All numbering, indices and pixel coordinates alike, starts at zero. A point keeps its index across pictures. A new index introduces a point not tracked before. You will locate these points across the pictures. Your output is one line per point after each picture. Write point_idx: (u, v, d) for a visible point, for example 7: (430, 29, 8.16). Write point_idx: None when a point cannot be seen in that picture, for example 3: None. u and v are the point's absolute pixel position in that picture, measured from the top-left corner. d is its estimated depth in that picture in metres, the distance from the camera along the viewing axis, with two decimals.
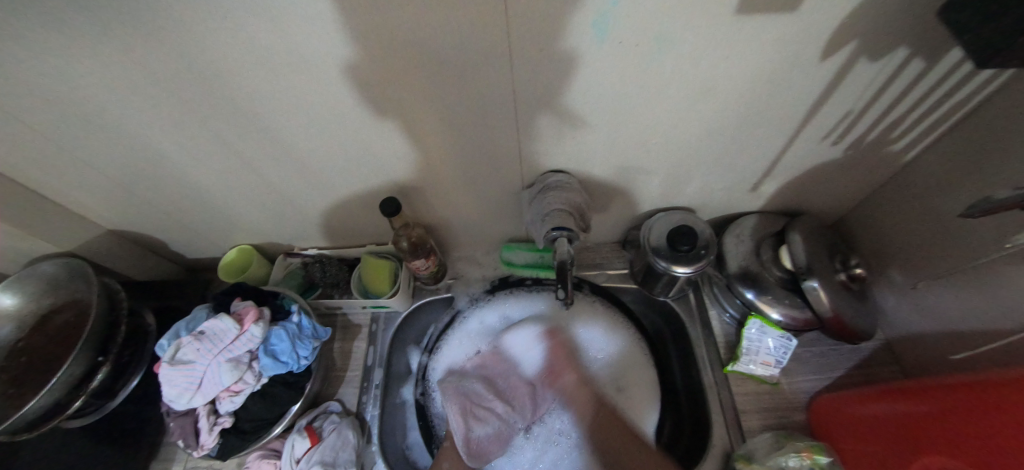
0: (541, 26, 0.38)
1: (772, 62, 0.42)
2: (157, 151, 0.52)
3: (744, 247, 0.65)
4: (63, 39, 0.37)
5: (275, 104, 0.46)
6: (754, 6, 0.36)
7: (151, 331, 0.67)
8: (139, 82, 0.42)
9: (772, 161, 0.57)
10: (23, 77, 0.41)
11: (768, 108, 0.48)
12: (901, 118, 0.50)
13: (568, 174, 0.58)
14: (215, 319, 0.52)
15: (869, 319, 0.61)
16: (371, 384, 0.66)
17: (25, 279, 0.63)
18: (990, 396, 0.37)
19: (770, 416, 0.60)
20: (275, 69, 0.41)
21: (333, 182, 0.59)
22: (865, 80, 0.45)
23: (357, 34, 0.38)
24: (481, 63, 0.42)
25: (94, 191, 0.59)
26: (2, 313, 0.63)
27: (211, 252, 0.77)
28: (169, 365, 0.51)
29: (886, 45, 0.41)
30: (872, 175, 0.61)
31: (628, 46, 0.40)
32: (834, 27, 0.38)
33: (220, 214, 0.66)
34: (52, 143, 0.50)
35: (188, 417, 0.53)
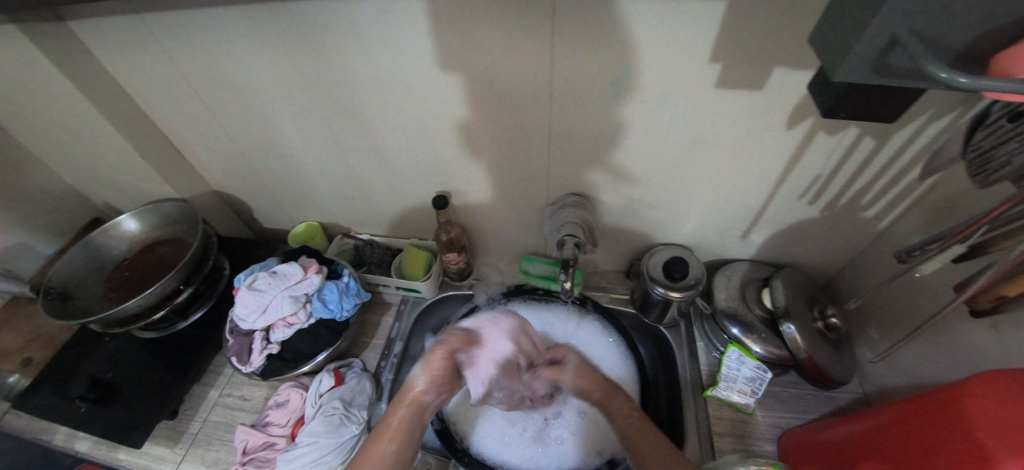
0: (574, 77, 0.53)
1: (747, 127, 0.55)
2: (280, 133, 0.71)
3: (733, 287, 0.73)
4: (259, 46, 0.56)
5: (374, 108, 0.63)
6: (728, 83, 0.50)
7: (224, 274, 0.81)
8: (291, 80, 0.61)
9: (757, 214, 0.68)
10: (219, 66, 0.61)
11: (749, 165, 0.61)
12: (865, 190, 0.61)
13: (585, 197, 0.71)
14: (288, 263, 0.66)
15: (844, 368, 0.66)
16: (391, 353, 0.77)
17: (149, 212, 0.78)
18: (914, 409, 0.45)
19: (740, 440, 0.65)
20: (384, 82, 0.58)
21: (398, 177, 0.75)
22: (827, 150, 0.56)
23: (447, 66, 0.55)
24: (527, 99, 0.57)
25: (220, 155, 0.78)
26: (122, 234, 0.77)
27: (283, 224, 0.93)
28: (245, 290, 0.64)
29: (838, 125, 0.53)
30: (851, 241, 0.69)
31: (635, 98, 0.54)
32: (792, 107, 0.52)
33: (303, 193, 0.83)
34: (212, 113, 0.69)
35: (246, 338, 0.65)
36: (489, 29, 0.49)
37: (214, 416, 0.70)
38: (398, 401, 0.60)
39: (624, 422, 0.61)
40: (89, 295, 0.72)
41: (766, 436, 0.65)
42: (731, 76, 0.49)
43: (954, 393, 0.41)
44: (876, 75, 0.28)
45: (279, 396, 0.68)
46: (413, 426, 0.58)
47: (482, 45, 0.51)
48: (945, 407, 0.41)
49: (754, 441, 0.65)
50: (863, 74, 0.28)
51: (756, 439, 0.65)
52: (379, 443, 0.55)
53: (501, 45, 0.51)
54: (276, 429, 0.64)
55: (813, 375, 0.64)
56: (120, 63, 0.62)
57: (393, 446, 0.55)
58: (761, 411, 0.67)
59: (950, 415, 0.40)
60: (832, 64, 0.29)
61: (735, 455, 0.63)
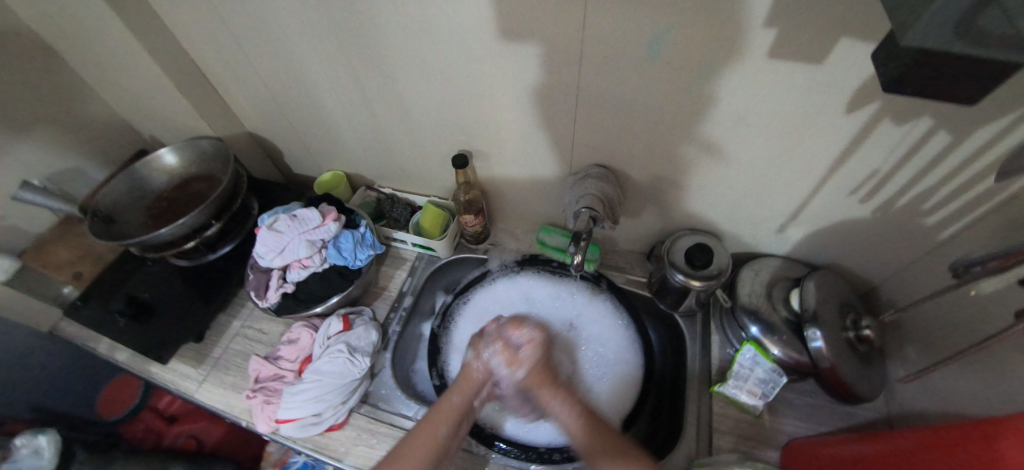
0: (609, 36, 0.48)
1: (799, 107, 0.49)
2: (308, 78, 0.70)
3: (760, 282, 0.68)
4: None
5: (399, 57, 0.61)
6: (783, 52, 0.44)
7: (252, 214, 0.84)
8: (318, 24, 0.60)
9: (798, 206, 0.62)
10: (248, 4, 0.60)
11: (796, 150, 0.54)
12: (930, 190, 0.53)
13: (610, 170, 0.67)
14: (306, 209, 0.68)
15: (871, 383, 0.61)
16: (401, 307, 0.78)
17: (187, 147, 0.82)
18: (955, 439, 0.40)
19: (742, 441, 0.62)
20: (409, 31, 0.56)
21: (421, 133, 0.74)
22: (891, 140, 0.49)
23: (472, 16, 0.51)
24: (559, 59, 0.53)
25: (252, 96, 0.79)
26: (164, 167, 0.82)
27: (311, 170, 0.95)
28: (266, 229, 0.67)
29: (909, 112, 0.46)
30: (902, 247, 0.62)
31: (676, 67, 0.49)
32: (856, 86, 0.45)
33: (330, 141, 0.84)
34: (244, 53, 0.70)
35: (265, 275, 0.68)
36: None
37: (234, 344, 0.75)
38: (455, 389, 0.64)
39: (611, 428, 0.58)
40: (131, 220, 0.78)
41: (770, 441, 0.62)
42: (788, 44, 0.43)
43: (1006, 426, 0.35)
44: (956, 41, 0.23)
45: (291, 333, 0.71)
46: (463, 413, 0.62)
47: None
48: (989, 440, 0.36)
49: (757, 443, 0.62)
50: (942, 39, 0.23)
51: (760, 442, 0.62)
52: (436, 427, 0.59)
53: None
54: (286, 364, 0.68)
55: (835, 386, 0.59)
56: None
57: (446, 431, 0.59)
58: (770, 414, 0.64)
59: (991, 449, 0.35)
60: (907, 23, 0.24)
61: (733, 455, 0.60)
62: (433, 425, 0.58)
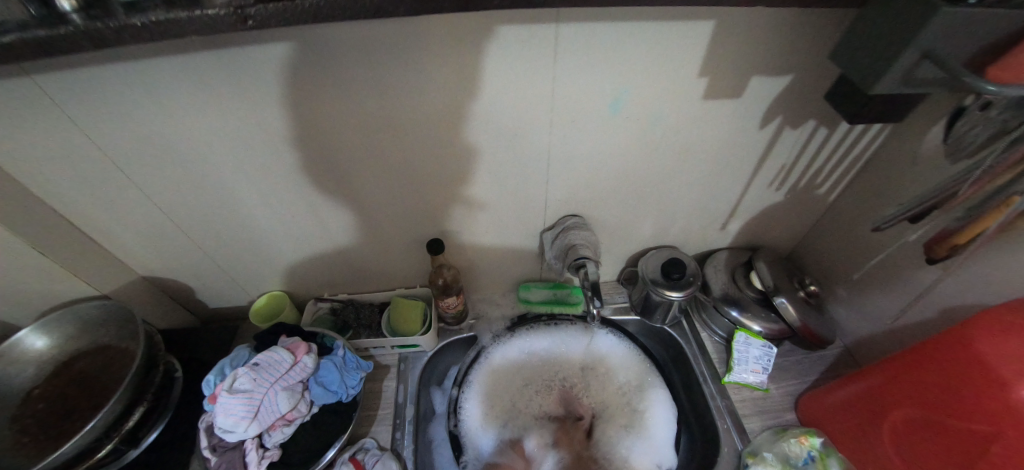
0: (574, 102, 0.52)
1: (728, 131, 0.59)
2: (232, 197, 0.60)
3: (722, 275, 0.79)
4: (204, 104, 0.47)
5: (354, 156, 0.56)
6: (714, 93, 0.53)
7: (180, 376, 0.66)
8: (248, 138, 0.52)
9: (734, 205, 0.74)
10: (145, 132, 0.49)
11: (729, 163, 0.65)
12: (818, 171, 0.69)
13: (581, 217, 0.71)
14: (270, 352, 0.56)
15: (828, 327, 0.74)
16: (404, 420, 0.69)
17: (62, 319, 0.61)
18: (914, 356, 0.51)
19: (766, 417, 0.69)
20: (365, 130, 0.53)
21: (381, 225, 0.68)
22: (791, 141, 0.63)
23: (437, 104, 0.51)
24: (528, 128, 0.55)
25: (147, 233, 0.63)
26: (26, 356, 0.59)
27: (236, 299, 0.79)
28: (226, 394, 0.52)
29: (800, 119, 0.59)
30: (807, 215, 0.79)
31: (633, 120, 0.56)
32: (766, 108, 0.57)
33: (263, 260, 0.72)
34: (135, 188, 0.56)
35: (235, 452, 0.53)
36: (489, 65, 0.47)
37: None
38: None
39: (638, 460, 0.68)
40: None
41: (783, 406, 0.70)
42: (716, 87, 0.53)
43: (952, 337, 0.46)
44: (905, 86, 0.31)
45: None
46: None
47: (479, 80, 0.48)
48: (944, 352, 0.47)
49: (777, 414, 0.69)
50: (894, 85, 0.31)
51: (778, 411, 0.70)
52: None
53: (500, 76, 0.48)
54: None
55: (810, 341, 0.71)
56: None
57: None
58: (773, 384, 0.73)
59: (951, 360, 0.46)
60: (868, 79, 0.32)
61: (767, 433, 0.66)
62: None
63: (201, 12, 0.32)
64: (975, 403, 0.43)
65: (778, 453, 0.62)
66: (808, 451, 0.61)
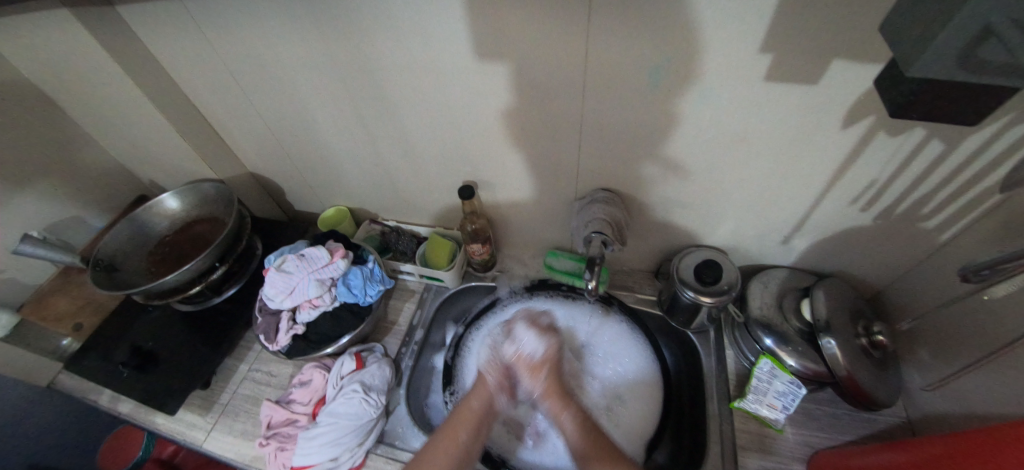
0: (610, 66, 0.50)
1: (797, 124, 0.51)
2: (311, 117, 0.71)
3: (769, 294, 0.69)
4: (290, 31, 0.57)
5: (403, 93, 0.62)
6: (778, 75, 0.46)
7: (256, 254, 0.84)
8: (322, 65, 0.61)
9: (801, 219, 0.64)
10: (252, 50, 0.61)
11: (796, 165, 0.56)
12: (925, 198, 0.55)
13: (614, 193, 0.68)
14: (315, 247, 0.67)
15: (888, 388, 0.61)
16: (412, 340, 0.77)
17: (190, 190, 0.82)
18: (979, 443, 0.40)
19: (767, 457, 0.62)
20: (413, 71, 0.58)
21: (425, 165, 0.75)
22: (885, 152, 0.51)
23: (475, 53, 0.53)
24: (562, 88, 0.55)
25: (254, 136, 0.80)
26: (166, 211, 0.82)
27: (314, 206, 0.96)
28: (275, 270, 0.65)
29: (900, 125, 0.48)
30: (904, 252, 0.64)
31: (676, 94, 0.51)
32: (850, 104, 0.47)
33: (333, 177, 0.85)
34: (247, 97, 0.71)
35: (273, 317, 0.67)
36: (523, 19, 0.48)
37: (242, 389, 0.74)
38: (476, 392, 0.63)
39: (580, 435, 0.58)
40: (133, 267, 0.77)
41: (794, 454, 0.61)
42: (781, 68, 0.45)
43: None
44: (960, 72, 0.24)
45: (303, 375, 0.69)
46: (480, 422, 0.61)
47: (514, 32, 0.49)
48: (1010, 446, 0.36)
49: (783, 458, 0.61)
50: (942, 69, 0.25)
51: (784, 456, 0.61)
52: (456, 433, 0.58)
53: (534, 29, 0.48)
54: (299, 407, 0.66)
55: (854, 396, 0.59)
56: (162, 46, 0.64)
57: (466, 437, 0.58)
58: (791, 427, 0.64)
59: (1010, 455, 0.36)
60: (905, 58, 0.26)
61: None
62: (454, 433, 0.58)
63: None
64: None
65: None
66: None
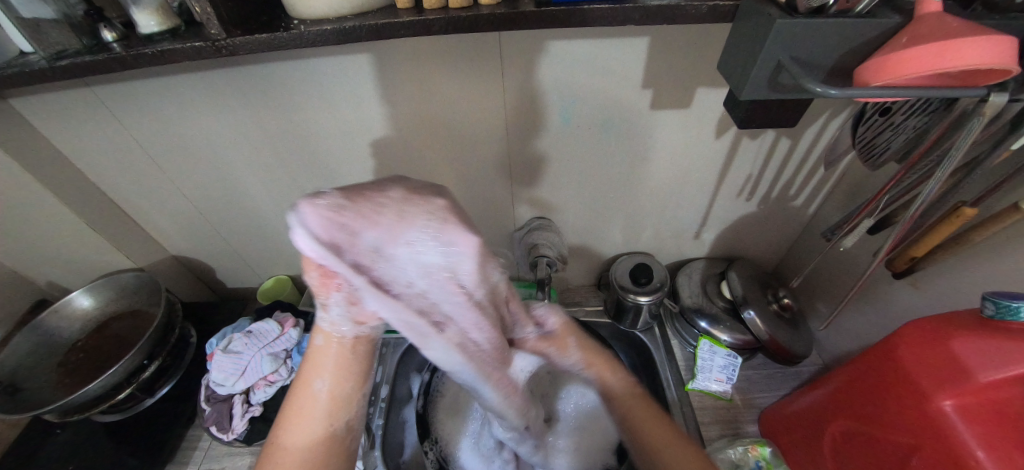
0: (526, 109, 0.58)
1: (682, 139, 0.62)
2: (242, 189, 0.70)
3: (695, 284, 0.79)
4: (219, 111, 0.58)
5: (339, 154, 0.64)
6: (660, 104, 0.57)
7: (191, 341, 0.77)
8: (253, 139, 0.62)
9: (705, 214, 0.75)
10: (175, 132, 0.61)
11: (691, 171, 0.67)
12: (790, 182, 0.69)
13: (549, 219, 0.75)
14: (262, 321, 0.65)
15: (803, 342, 0.72)
16: (379, 397, 0.74)
17: (104, 285, 0.75)
18: (845, 367, 0.51)
19: (726, 426, 0.69)
20: (347, 133, 0.61)
21: None
22: (752, 151, 0.64)
23: (404, 110, 0.58)
24: (489, 134, 0.61)
25: (177, 217, 0.76)
26: (76, 313, 0.73)
27: (250, 280, 0.91)
28: (221, 353, 0.62)
29: (757, 130, 0.61)
30: (786, 227, 0.78)
31: (584, 126, 0.60)
32: (717, 118, 0.59)
33: (271, 246, 0.82)
34: (167, 178, 0.68)
35: (224, 404, 0.63)
36: (446, 77, 0.54)
37: None
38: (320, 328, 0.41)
39: (626, 404, 0.51)
40: (42, 383, 0.68)
41: (746, 417, 0.70)
42: (662, 99, 0.56)
43: (872, 349, 0.47)
44: (772, 92, 0.35)
45: None
46: (342, 367, 0.41)
47: (441, 90, 0.55)
48: (866, 363, 0.48)
49: (738, 424, 0.69)
50: (764, 91, 0.36)
51: (739, 422, 0.69)
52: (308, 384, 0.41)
53: (456, 86, 0.55)
54: None
55: (779, 354, 0.69)
56: (65, 137, 0.61)
57: (323, 385, 0.40)
58: (739, 395, 0.72)
59: (872, 371, 0.47)
60: (738, 86, 0.37)
61: (723, 440, 0.67)
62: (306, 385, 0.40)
63: (192, 43, 0.39)
64: (894, 412, 0.44)
65: (725, 460, 0.61)
66: (756, 460, 0.60)
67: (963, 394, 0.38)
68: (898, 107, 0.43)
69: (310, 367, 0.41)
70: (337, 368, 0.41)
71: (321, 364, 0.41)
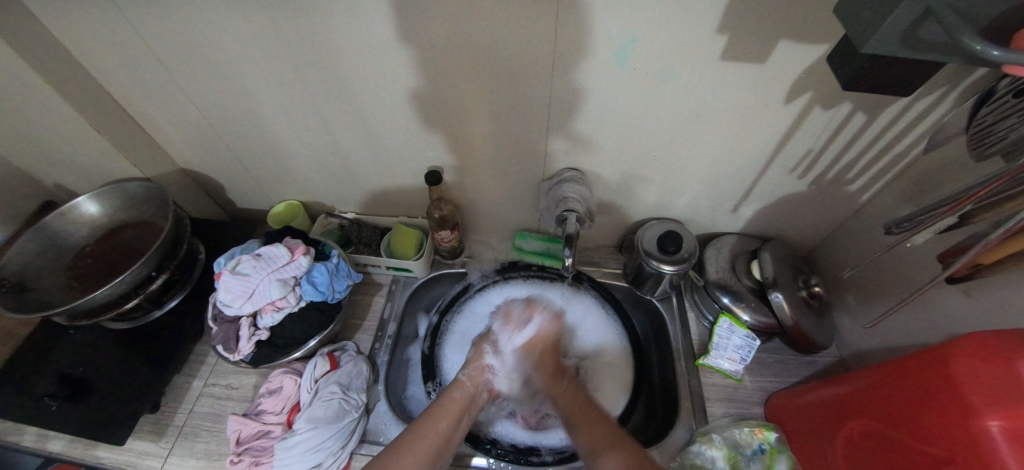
0: (578, 45, 0.50)
1: (748, 101, 0.55)
2: (254, 104, 0.65)
3: (723, 260, 0.75)
4: (229, 10, 0.50)
5: (361, 76, 0.58)
6: (732, 56, 0.49)
7: (200, 259, 0.76)
8: (266, 47, 0.55)
9: (749, 187, 0.70)
10: (179, 28, 0.54)
11: (746, 138, 0.61)
12: (853, 163, 0.62)
13: (581, 172, 0.70)
14: (272, 246, 0.62)
15: (826, 333, 0.69)
16: (385, 334, 0.75)
17: (111, 193, 0.72)
18: (890, 369, 0.47)
19: (731, 405, 0.68)
20: (373, 52, 0.54)
21: (388, 152, 0.71)
22: (822, 123, 0.57)
23: (438, 31, 0.50)
24: (531, 70, 0.54)
25: (184, 127, 0.71)
26: (84, 218, 0.71)
27: (260, 202, 0.88)
28: (229, 273, 0.60)
29: (835, 98, 0.53)
30: (833, 212, 0.72)
31: (640, 72, 0.53)
32: (793, 79, 0.51)
33: (282, 168, 0.78)
34: (173, 82, 0.63)
35: (232, 325, 0.62)
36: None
37: (200, 407, 0.67)
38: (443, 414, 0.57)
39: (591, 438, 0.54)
40: (49, 283, 0.67)
41: (752, 398, 0.69)
42: (736, 49, 0.49)
43: (928, 355, 0.43)
44: (904, 48, 0.28)
45: (271, 383, 0.65)
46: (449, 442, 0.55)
47: (484, 11, 0.48)
48: (915, 369, 0.44)
49: (743, 404, 0.68)
50: (893, 47, 0.28)
51: (745, 402, 0.69)
52: (436, 422, 0.56)
53: (502, 9, 0.47)
54: (272, 417, 0.62)
55: (799, 342, 0.67)
56: (60, 22, 0.54)
57: (446, 426, 0.56)
58: (749, 376, 0.71)
59: (920, 378, 0.43)
60: (861, 37, 0.29)
61: (726, 418, 0.66)
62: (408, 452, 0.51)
63: None
64: (932, 423, 0.40)
65: (728, 438, 0.61)
66: (760, 444, 0.60)
67: (1012, 417, 0.34)
68: None
69: (438, 413, 0.58)
70: (450, 429, 0.56)
71: (452, 408, 0.59)
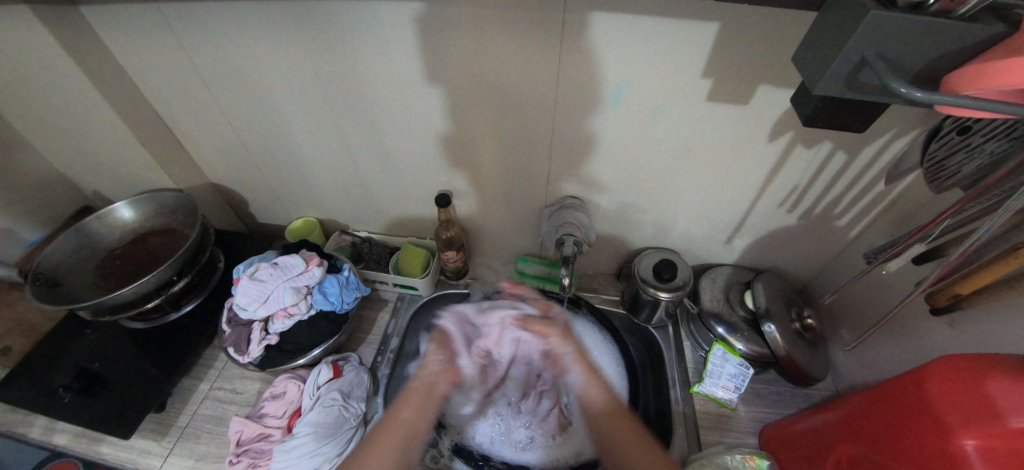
0: (579, 83, 0.56)
1: (734, 139, 0.60)
2: (285, 127, 0.71)
3: (717, 290, 0.78)
4: (273, 46, 0.58)
5: (383, 105, 0.64)
6: (717, 97, 0.55)
7: (218, 268, 0.81)
8: (302, 78, 0.62)
9: (740, 220, 0.74)
10: (229, 59, 0.61)
11: (735, 173, 0.65)
12: (838, 200, 0.66)
13: (582, 200, 0.75)
14: (289, 256, 0.67)
15: (820, 365, 0.70)
16: (387, 348, 0.77)
17: (146, 201, 0.78)
18: (873, 395, 0.49)
19: (725, 433, 0.69)
20: (396, 85, 0.61)
21: (403, 175, 0.76)
22: (804, 162, 0.62)
23: (455, 68, 0.57)
24: (536, 105, 0.60)
25: (218, 146, 0.78)
26: (118, 223, 0.77)
27: (280, 218, 0.94)
28: (247, 279, 0.64)
29: (815, 139, 0.58)
30: (823, 247, 0.75)
31: (635, 109, 0.58)
32: (774, 121, 0.57)
33: (304, 187, 0.84)
34: (215, 105, 0.70)
35: (244, 329, 0.66)
36: (504, 39, 0.53)
37: (203, 410, 0.69)
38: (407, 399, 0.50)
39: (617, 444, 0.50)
40: (78, 281, 0.71)
41: (746, 428, 0.69)
42: (720, 92, 0.54)
43: (904, 380, 0.45)
44: (849, 90, 0.32)
45: (275, 388, 0.68)
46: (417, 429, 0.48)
47: (496, 52, 0.54)
48: (894, 393, 0.45)
49: (737, 433, 0.69)
50: (839, 87, 0.33)
51: (739, 431, 0.69)
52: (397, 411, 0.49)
53: (512, 50, 0.54)
54: (273, 420, 0.64)
55: (794, 373, 0.67)
56: (127, 50, 0.63)
57: (409, 412, 0.49)
58: (743, 406, 0.72)
59: (899, 402, 0.44)
60: (812, 79, 0.34)
61: (720, 446, 0.67)
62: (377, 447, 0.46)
63: None
64: (912, 445, 0.41)
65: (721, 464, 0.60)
66: None
67: (989, 435, 0.35)
68: (980, 128, 0.40)
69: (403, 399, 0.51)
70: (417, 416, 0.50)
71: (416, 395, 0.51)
